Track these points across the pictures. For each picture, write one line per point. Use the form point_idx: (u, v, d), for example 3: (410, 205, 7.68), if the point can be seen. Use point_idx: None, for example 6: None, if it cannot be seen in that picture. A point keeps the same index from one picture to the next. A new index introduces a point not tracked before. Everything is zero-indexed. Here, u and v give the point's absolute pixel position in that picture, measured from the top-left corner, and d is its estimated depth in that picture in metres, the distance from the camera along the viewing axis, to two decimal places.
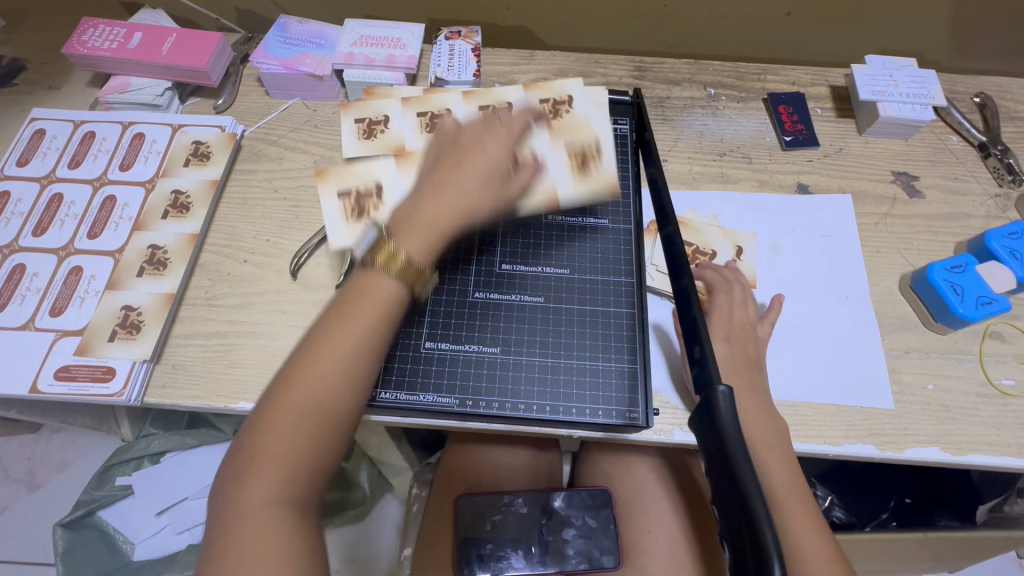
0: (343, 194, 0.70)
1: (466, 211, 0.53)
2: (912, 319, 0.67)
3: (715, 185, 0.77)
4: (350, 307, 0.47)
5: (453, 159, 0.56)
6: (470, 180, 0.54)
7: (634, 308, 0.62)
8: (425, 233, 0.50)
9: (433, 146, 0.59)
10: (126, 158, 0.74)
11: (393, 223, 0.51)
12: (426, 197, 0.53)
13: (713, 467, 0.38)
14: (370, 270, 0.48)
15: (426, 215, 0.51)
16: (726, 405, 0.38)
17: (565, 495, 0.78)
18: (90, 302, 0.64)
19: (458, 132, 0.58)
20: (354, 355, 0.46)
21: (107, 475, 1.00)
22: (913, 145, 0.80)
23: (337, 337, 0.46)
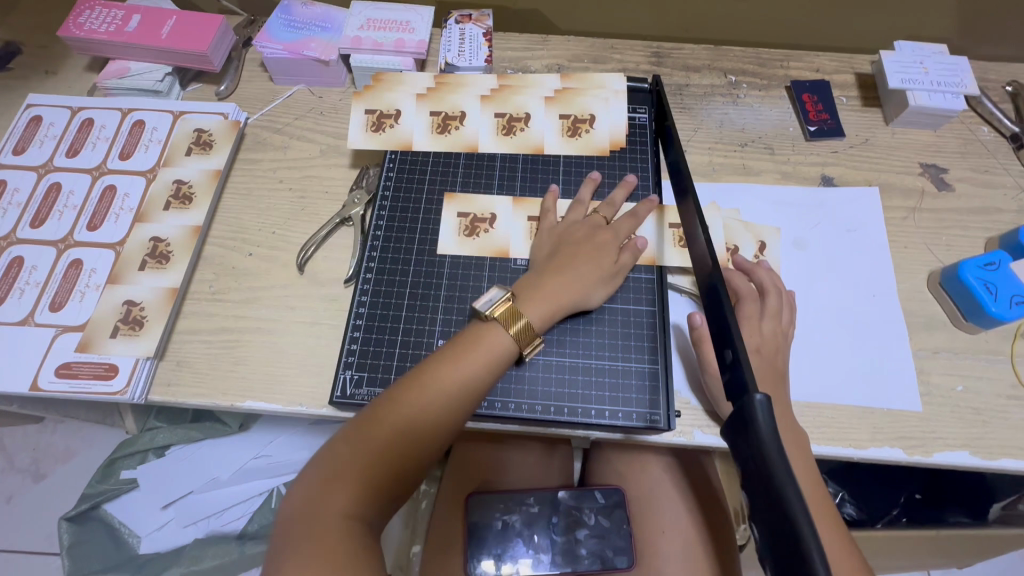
0: (462, 212, 0.65)
1: (575, 294, 0.56)
2: (941, 318, 0.65)
3: (736, 177, 0.74)
4: (459, 353, 0.49)
5: (569, 249, 0.58)
6: (585, 269, 0.57)
7: (654, 306, 0.59)
8: (543, 305, 0.54)
9: (544, 236, 0.62)
10: (126, 147, 0.72)
11: (515, 290, 0.55)
12: (551, 259, 0.58)
13: (750, 483, 0.36)
14: (491, 323, 0.51)
15: (545, 294, 0.55)
16: (764, 416, 0.36)
17: (576, 495, 0.76)
18: (91, 296, 0.62)
19: (569, 227, 0.61)
20: (457, 396, 0.48)
21: (112, 468, 0.99)
22: (942, 136, 0.77)
23: (444, 375, 0.48)
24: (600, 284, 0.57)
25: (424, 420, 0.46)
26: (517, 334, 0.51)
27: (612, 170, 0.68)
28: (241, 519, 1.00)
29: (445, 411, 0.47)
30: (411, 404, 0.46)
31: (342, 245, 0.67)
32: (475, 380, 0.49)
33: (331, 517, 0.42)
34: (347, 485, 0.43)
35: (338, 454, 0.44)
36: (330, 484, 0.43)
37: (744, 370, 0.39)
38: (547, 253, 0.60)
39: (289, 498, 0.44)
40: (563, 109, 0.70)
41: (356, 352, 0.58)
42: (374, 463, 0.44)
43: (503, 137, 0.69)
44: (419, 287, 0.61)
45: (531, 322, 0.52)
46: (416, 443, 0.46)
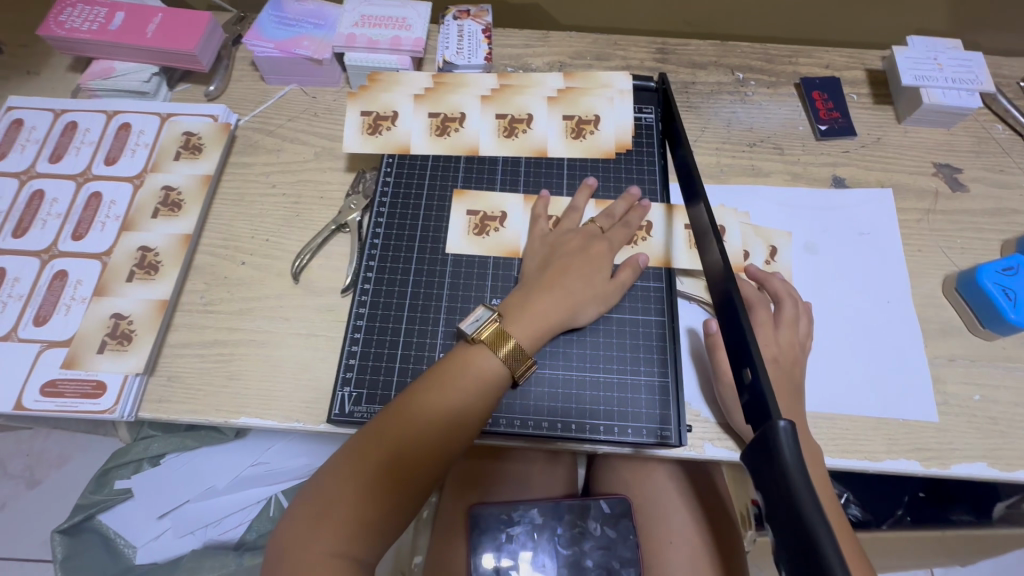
0: (472, 209, 0.63)
1: (568, 309, 0.54)
2: (956, 324, 0.63)
3: (745, 178, 0.71)
4: (443, 379, 0.50)
5: (562, 261, 0.56)
6: (577, 284, 0.55)
7: (664, 316, 0.57)
8: (531, 323, 0.53)
9: (536, 243, 0.60)
10: (111, 151, 0.69)
11: (500, 310, 0.54)
12: (549, 264, 0.56)
13: (774, 514, 0.33)
14: (476, 346, 0.51)
15: (532, 311, 0.53)
16: (787, 443, 0.34)
17: (581, 505, 0.74)
18: (77, 309, 0.60)
19: (562, 236, 0.59)
20: (459, 409, 0.49)
21: (106, 478, 0.97)
22: (955, 134, 0.75)
23: (429, 402, 0.49)
24: (591, 301, 0.55)
25: (409, 449, 0.47)
26: (505, 357, 0.50)
27: (618, 173, 0.65)
28: (239, 528, 0.98)
29: (430, 437, 0.48)
30: (396, 433, 0.47)
31: (339, 253, 0.65)
32: (461, 404, 0.49)
33: (318, 552, 0.43)
34: (333, 518, 0.44)
35: (325, 487, 0.46)
36: (317, 518, 0.44)
37: (766, 392, 0.37)
38: (539, 263, 0.58)
39: (282, 530, 0.46)
40: (567, 109, 0.68)
41: (354, 367, 0.56)
42: (360, 495, 0.45)
43: (504, 139, 0.67)
44: (419, 298, 0.59)
45: (519, 344, 0.51)
46: (403, 472, 0.46)
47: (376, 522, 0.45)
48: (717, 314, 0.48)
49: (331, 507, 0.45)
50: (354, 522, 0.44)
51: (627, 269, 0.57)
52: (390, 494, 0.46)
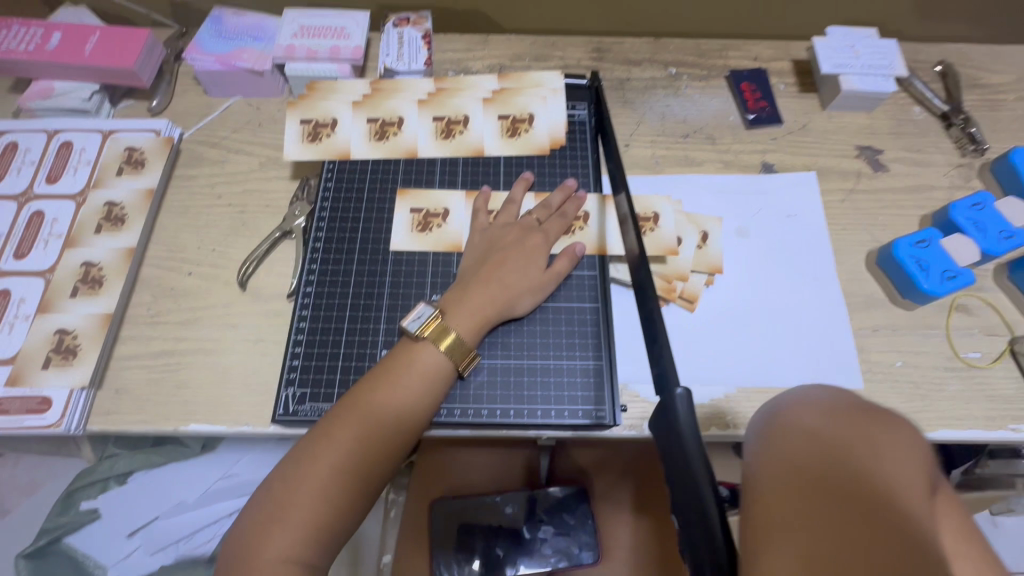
0: (415, 207, 0.65)
1: (506, 298, 0.56)
2: (880, 296, 0.67)
3: (678, 168, 0.74)
4: (389, 377, 0.51)
5: (499, 254, 0.58)
6: (515, 276, 0.57)
7: (598, 303, 0.60)
8: (470, 315, 0.54)
9: (477, 237, 0.61)
10: (53, 170, 0.69)
11: (441, 305, 0.56)
12: (482, 261, 0.58)
13: (672, 478, 0.36)
14: (420, 342, 0.53)
15: (470, 303, 0.55)
16: (684, 409, 0.36)
17: (541, 493, 0.77)
18: (21, 327, 0.60)
19: (501, 230, 0.61)
20: (409, 404, 0.50)
21: (70, 500, 0.96)
22: (876, 118, 0.79)
23: (376, 401, 0.50)
24: (528, 292, 0.57)
25: (360, 447, 0.48)
26: (448, 349, 0.52)
27: (553, 169, 0.68)
28: (212, 541, 0.98)
29: (380, 434, 0.49)
30: (345, 433, 0.48)
31: (284, 259, 0.66)
32: (409, 400, 0.50)
33: (269, 557, 0.43)
34: (284, 522, 0.45)
35: (274, 493, 0.46)
36: (268, 524, 0.45)
37: (668, 365, 0.40)
38: (478, 257, 0.59)
39: (232, 538, 0.46)
40: (501, 109, 0.70)
41: (298, 367, 0.57)
42: (312, 497, 0.46)
43: (442, 140, 0.69)
44: (360, 297, 0.60)
45: (460, 336, 0.53)
46: (353, 472, 0.47)
47: (328, 522, 0.46)
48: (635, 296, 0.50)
49: (282, 511, 0.45)
50: (306, 524, 0.45)
51: (564, 258, 0.59)
52: (343, 493, 0.47)
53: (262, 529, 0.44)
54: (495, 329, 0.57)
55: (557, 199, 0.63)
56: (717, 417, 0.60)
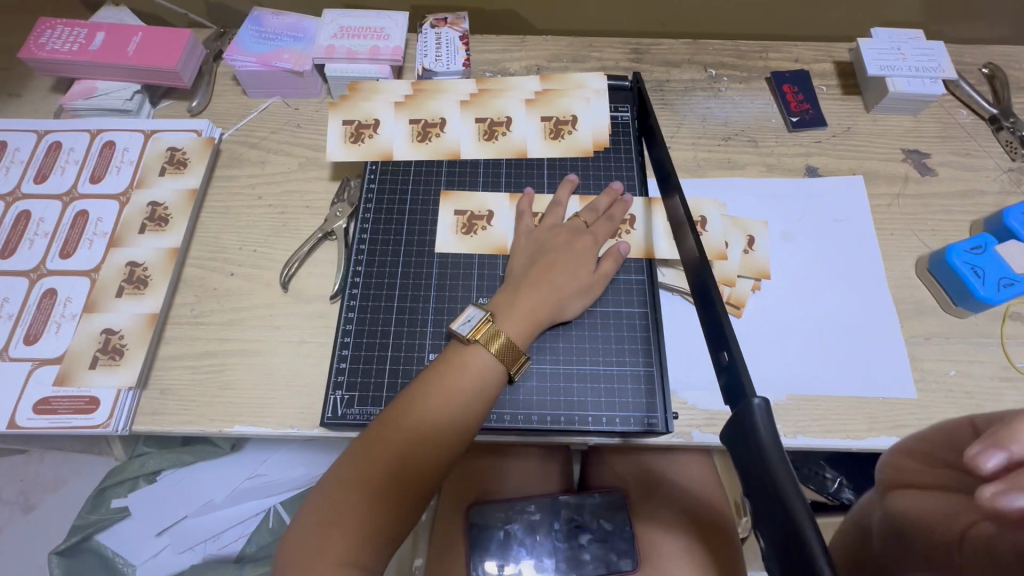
0: (459, 210, 0.65)
1: (556, 303, 0.56)
2: (931, 304, 0.65)
3: (721, 171, 0.73)
4: (443, 380, 0.50)
5: (549, 258, 0.58)
6: (565, 279, 0.56)
7: (647, 308, 0.59)
8: (522, 319, 0.54)
9: (523, 240, 0.61)
10: (96, 170, 0.69)
11: (491, 308, 0.55)
12: (532, 265, 0.57)
13: (754, 494, 0.35)
14: (472, 346, 0.52)
15: (522, 307, 0.54)
16: (763, 421, 0.36)
17: (577, 499, 0.75)
18: (68, 326, 0.60)
19: (548, 232, 0.60)
20: (462, 408, 0.49)
21: (102, 498, 0.96)
22: (922, 121, 0.77)
23: (430, 404, 0.49)
24: (578, 296, 0.57)
25: (414, 450, 0.48)
26: (499, 353, 0.52)
27: (597, 170, 0.67)
28: (239, 541, 0.98)
29: (434, 438, 0.48)
30: (400, 437, 0.48)
31: (326, 260, 0.66)
32: (462, 404, 0.49)
33: (326, 561, 0.43)
34: (341, 525, 0.44)
35: (331, 495, 0.46)
36: (325, 526, 0.44)
37: (743, 377, 0.39)
38: (526, 261, 0.59)
39: (288, 540, 0.46)
40: (544, 111, 0.69)
41: (345, 370, 0.57)
42: (369, 500, 0.45)
43: (484, 142, 0.68)
44: (406, 299, 0.60)
45: (512, 340, 0.53)
46: (408, 475, 0.47)
47: (386, 526, 0.45)
48: (695, 304, 0.49)
49: (339, 514, 0.45)
50: (363, 527, 0.45)
51: (611, 260, 0.59)
52: (398, 496, 0.46)
53: (319, 533, 0.44)
54: (544, 335, 0.57)
55: (603, 203, 0.63)
56: None
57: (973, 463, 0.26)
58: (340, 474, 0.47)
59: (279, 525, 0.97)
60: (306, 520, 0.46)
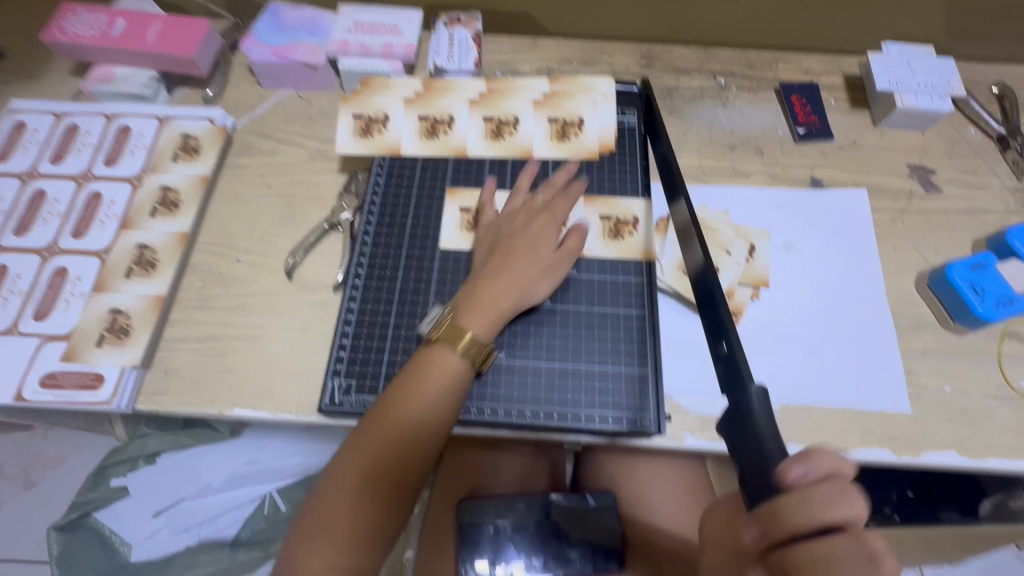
0: (463, 207, 0.66)
1: (515, 288, 0.56)
2: (929, 319, 0.65)
3: (726, 179, 0.74)
4: (412, 383, 0.52)
5: (506, 245, 0.59)
6: (521, 264, 0.57)
7: (644, 310, 0.60)
8: (480, 309, 0.54)
9: (484, 233, 0.62)
10: (111, 152, 0.71)
11: (450, 305, 0.56)
12: (489, 260, 0.58)
13: (747, 476, 0.38)
14: (432, 345, 0.54)
15: (479, 297, 0.55)
16: (759, 402, 0.39)
17: (567, 497, 0.74)
18: (76, 305, 0.62)
19: (506, 221, 0.62)
20: (432, 409, 0.51)
21: (102, 476, 0.97)
22: (929, 137, 0.78)
23: (400, 410, 0.51)
24: (538, 278, 0.57)
25: (390, 452, 0.50)
26: (462, 351, 0.53)
27: (603, 174, 0.68)
28: (234, 526, 0.99)
29: (409, 440, 0.50)
30: (374, 442, 0.50)
31: (331, 251, 0.67)
32: (432, 406, 0.51)
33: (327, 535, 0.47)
34: (342, 501, 0.48)
35: (321, 501, 0.49)
36: (330, 500, 0.48)
37: (740, 367, 0.43)
38: (486, 252, 0.60)
39: (298, 515, 0.50)
40: (553, 112, 0.70)
41: (344, 359, 0.58)
42: (353, 501, 0.48)
43: (492, 141, 0.69)
44: (407, 292, 0.61)
45: (474, 334, 0.54)
46: (385, 475, 0.49)
47: (371, 525, 0.48)
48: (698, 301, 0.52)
49: (339, 492, 0.48)
50: (362, 504, 0.48)
51: (573, 237, 0.60)
52: (392, 479, 0.50)
53: (311, 537, 0.47)
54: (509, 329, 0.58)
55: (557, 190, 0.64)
56: None
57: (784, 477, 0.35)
58: (326, 482, 0.50)
59: (274, 511, 0.99)
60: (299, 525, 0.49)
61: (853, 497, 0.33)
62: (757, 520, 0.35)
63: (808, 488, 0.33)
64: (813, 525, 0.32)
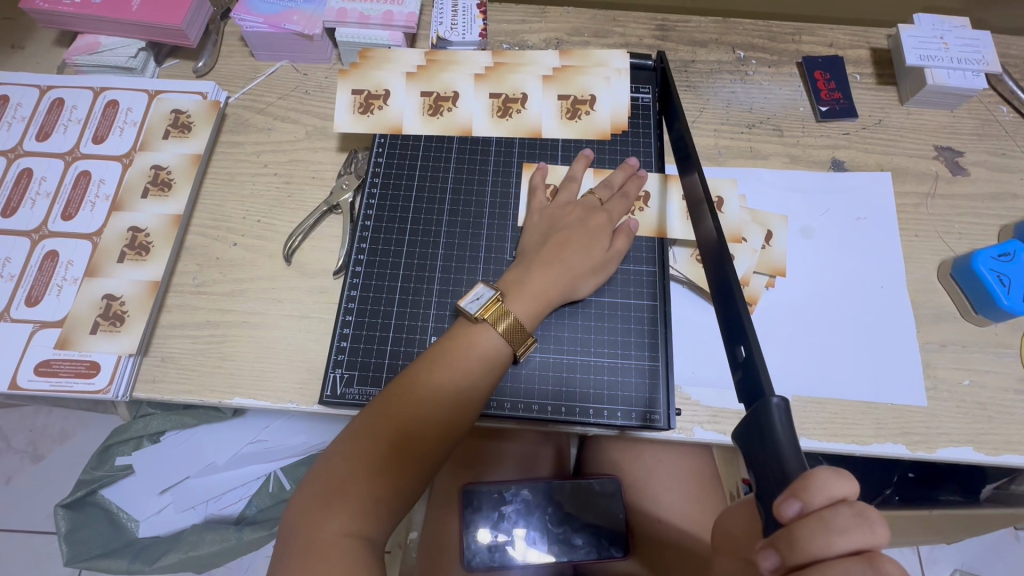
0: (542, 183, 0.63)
1: (567, 281, 0.55)
2: (950, 310, 0.63)
3: (742, 161, 0.70)
4: (455, 345, 0.50)
5: (562, 235, 0.57)
6: (577, 257, 0.55)
7: (656, 301, 0.58)
8: (532, 299, 0.53)
9: (535, 217, 0.60)
10: (99, 130, 0.68)
11: (500, 288, 0.54)
12: (540, 247, 0.56)
13: (765, 489, 0.36)
14: (479, 324, 0.51)
15: (532, 287, 0.53)
16: (779, 416, 0.36)
17: (572, 484, 0.73)
18: (69, 290, 0.60)
19: (561, 209, 0.59)
20: (472, 377, 0.49)
21: (107, 454, 0.97)
22: (958, 117, 0.74)
23: (441, 370, 0.49)
24: (591, 274, 0.56)
25: (424, 415, 0.47)
26: (506, 332, 0.51)
27: (614, 155, 0.65)
28: (237, 504, 1.00)
29: (446, 404, 0.48)
30: (412, 400, 0.48)
31: (331, 235, 0.64)
32: (474, 372, 0.49)
33: (329, 531, 0.43)
34: (349, 490, 0.44)
35: (337, 465, 0.45)
36: (329, 496, 0.44)
37: (760, 373, 0.40)
38: (539, 237, 0.58)
39: (291, 513, 0.45)
40: (562, 88, 0.66)
41: (346, 349, 0.56)
42: (374, 469, 0.45)
43: (498, 119, 0.66)
44: (411, 280, 0.59)
45: (519, 320, 0.52)
46: (415, 443, 0.47)
47: (388, 501, 0.45)
48: (714, 296, 0.49)
49: (340, 486, 0.44)
50: (365, 500, 0.44)
51: (622, 236, 0.58)
52: (398, 471, 0.46)
53: (318, 506, 0.44)
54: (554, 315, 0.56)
55: (613, 182, 0.61)
56: None
57: (780, 506, 0.33)
58: (347, 443, 0.46)
59: (279, 489, 0.99)
60: (306, 490, 0.46)
61: (870, 519, 0.32)
62: (774, 545, 0.34)
63: (820, 513, 0.32)
64: (833, 551, 0.32)
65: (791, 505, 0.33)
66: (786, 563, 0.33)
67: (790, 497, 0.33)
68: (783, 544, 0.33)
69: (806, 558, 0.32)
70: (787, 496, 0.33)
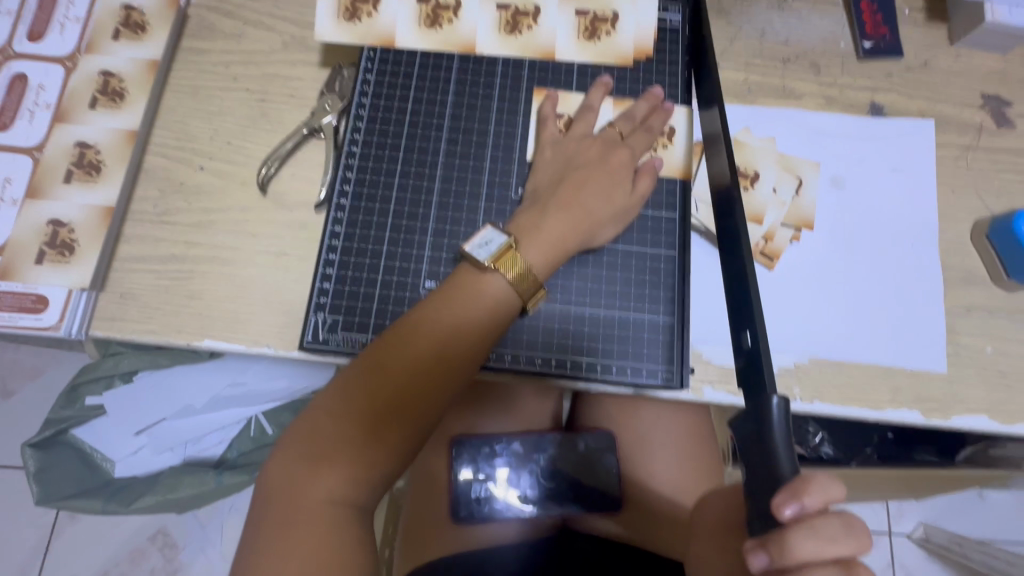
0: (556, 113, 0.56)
1: (584, 227, 0.49)
2: (979, 273, 0.59)
3: (774, 100, 0.64)
4: (455, 296, 0.44)
5: (579, 174, 0.50)
6: (595, 200, 0.49)
7: (674, 251, 0.52)
8: (547, 246, 0.47)
9: (548, 152, 0.53)
10: (36, 25, 0.58)
11: (512, 231, 0.48)
12: (555, 188, 0.50)
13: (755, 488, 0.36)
14: (488, 272, 0.45)
15: (547, 233, 0.47)
16: (777, 412, 0.35)
17: (567, 440, 0.70)
18: (8, 213, 0.52)
19: (578, 144, 0.53)
20: (473, 333, 0.44)
21: (75, 394, 0.88)
22: (1010, 62, 0.67)
23: (439, 322, 0.43)
24: (609, 221, 0.50)
25: (419, 372, 0.42)
26: (515, 281, 0.45)
27: (637, 85, 0.57)
28: (219, 445, 0.97)
29: (443, 362, 0.43)
30: (407, 354, 0.42)
31: (312, 162, 0.57)
32: (475, 327, 0.44)
33: (313, 497, 0.39)
34: (335, 450, 0.40)
35: (320, 424, 0.41)
36: (311, 460, 0.40)
37: (765, 363, 0.38)
38: (553, 176, 0.51)
39: (269, 474, 0.41)
40: (582, 2, 0.58)
41: (329, 292, 0.50)
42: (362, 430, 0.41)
43: (506, 36, 0.57)
44: (403, 217, 0.53)
45: (531, 268, 0.46)
46: (409, 405, 0.42)
47: (377, 464, 0.41)
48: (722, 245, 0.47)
49: (324, 447, 0.40)
50: (351, 464, 0.40)
51: (646, 176, 0.52)
52: (390, 435, 0.41)
53: (298, 469, 0.40)
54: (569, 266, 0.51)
55: (637, 117, 0.54)
56: (785, 388, 0.55)
57: (777, 507, 0.33)
58: (332, 400, 0.42)
59: (260, 434, 0.97)
60: (286, 450, 0.41)
61: (854, 527, 0.34)
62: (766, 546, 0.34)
63: (813, 518, 0.33)
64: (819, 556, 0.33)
65: (792, 506, 0.33)
66: (775, 563, 0.34)
67: (788, 498, 0.33)
68: (775, 546, 0.34)
69: (795, 562, 0.33)
70: (786, 497, 0.33)
